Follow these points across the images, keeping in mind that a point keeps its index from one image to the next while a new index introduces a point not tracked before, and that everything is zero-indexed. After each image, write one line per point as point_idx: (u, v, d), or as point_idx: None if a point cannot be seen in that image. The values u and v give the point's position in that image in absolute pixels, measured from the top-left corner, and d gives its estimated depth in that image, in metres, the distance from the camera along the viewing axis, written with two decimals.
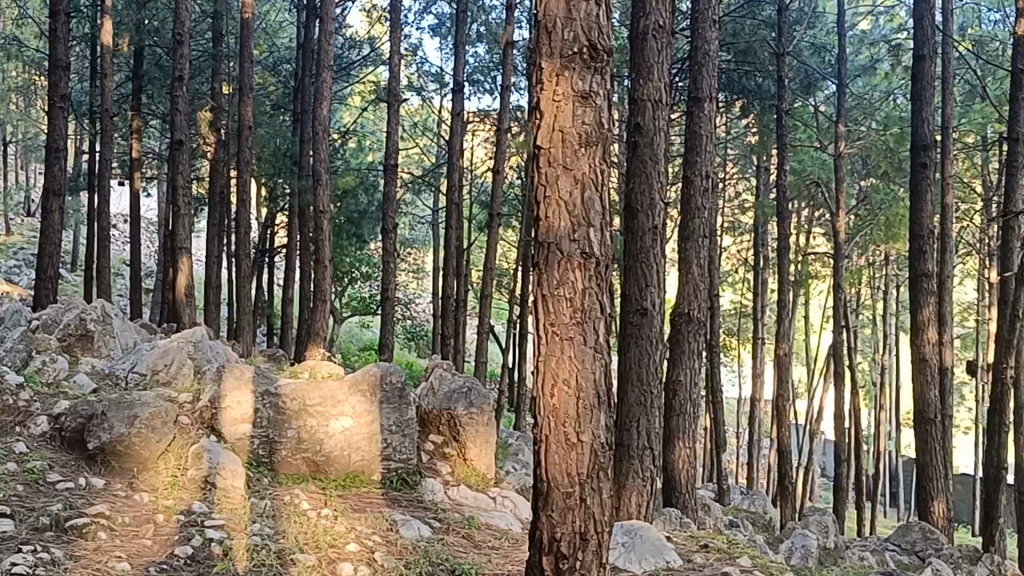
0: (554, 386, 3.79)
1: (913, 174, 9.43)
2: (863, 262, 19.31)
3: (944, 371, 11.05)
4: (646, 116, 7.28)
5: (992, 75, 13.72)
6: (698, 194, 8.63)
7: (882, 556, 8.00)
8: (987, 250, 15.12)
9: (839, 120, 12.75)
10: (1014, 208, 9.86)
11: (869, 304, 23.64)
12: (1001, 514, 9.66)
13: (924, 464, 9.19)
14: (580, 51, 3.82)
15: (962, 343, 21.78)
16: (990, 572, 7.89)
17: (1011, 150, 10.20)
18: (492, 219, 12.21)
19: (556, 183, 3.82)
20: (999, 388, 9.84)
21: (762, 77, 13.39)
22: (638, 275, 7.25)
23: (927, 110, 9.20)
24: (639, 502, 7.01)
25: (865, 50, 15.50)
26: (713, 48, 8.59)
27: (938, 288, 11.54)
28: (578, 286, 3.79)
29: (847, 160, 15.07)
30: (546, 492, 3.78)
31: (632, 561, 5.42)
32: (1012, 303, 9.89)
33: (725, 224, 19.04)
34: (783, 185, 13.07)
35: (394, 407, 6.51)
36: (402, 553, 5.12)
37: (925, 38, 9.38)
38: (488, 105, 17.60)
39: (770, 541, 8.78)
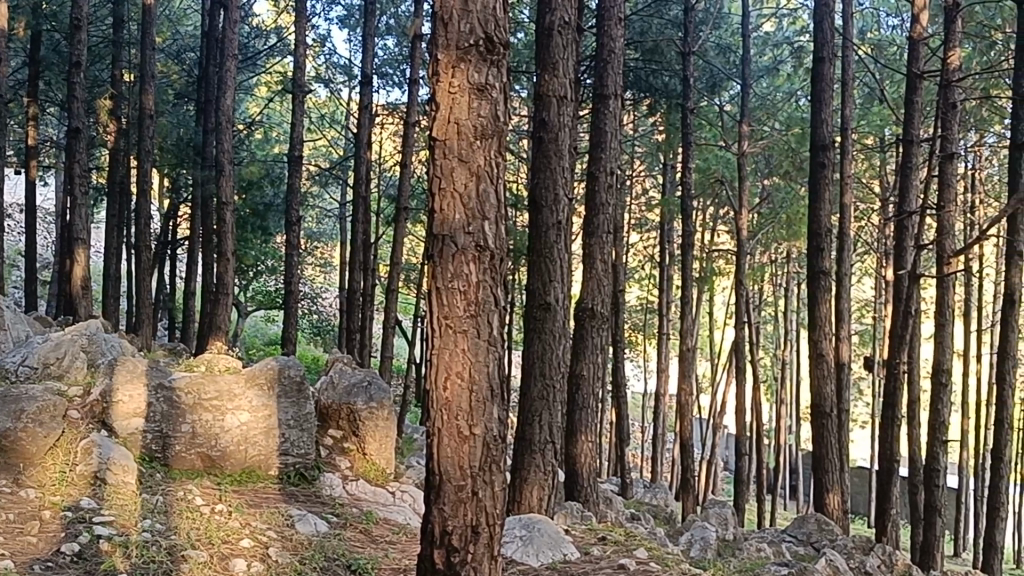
0: (447, 378, 3.76)
1: (813, 174, 9.63)
2: (765, 259, 19.68)
3: (841, 366, 11.30)
4: (552, 112, 7.30)
5: (889, 78, 14.09)
6: (603, 189, 8.67)
7: (778, 547, 8.14)
8: (884, 249, 15.54)
9: (744, 119, 12.95)
10: (908, 208, 10.13)
11: (771, 302, 24.11)
12: (893, 506, 9.92)
13: (820, 458, 9.41)
14: (477, 43, 3.81)
15: (860, 339, 22.32)
16: (881, 562, 8.08)
17: (906, 152, 10.48)
18: (399, 213, 12.11)
19: (452, 175, 3.80)
20: (893, 383, 10.07)
21: (668, 76, 13.50)
22: (542, 270, 7.28)
23: (827, 112, 9.42)
24: (540, 496, 7.07)
25: (768, 51, 15.79)
26: (618, 46, 8.68)
27: (837, 285, 11.78)
28: (472, 279, 3.77)
29: (751, 159, 15.31)
30: (438, 486, 3.77)
31: (530, 555, 5.44)
32: (905, 300, 10.17)
33: (632, 221, 19.23)
34: (688, 183, 13.22)
35: (292, 402, 6.46)
36: (297, 548, 5.05)
37: (825, 41, 9.59)
38: (398, 98, 17.49)
39: (669, 534, 8.90)
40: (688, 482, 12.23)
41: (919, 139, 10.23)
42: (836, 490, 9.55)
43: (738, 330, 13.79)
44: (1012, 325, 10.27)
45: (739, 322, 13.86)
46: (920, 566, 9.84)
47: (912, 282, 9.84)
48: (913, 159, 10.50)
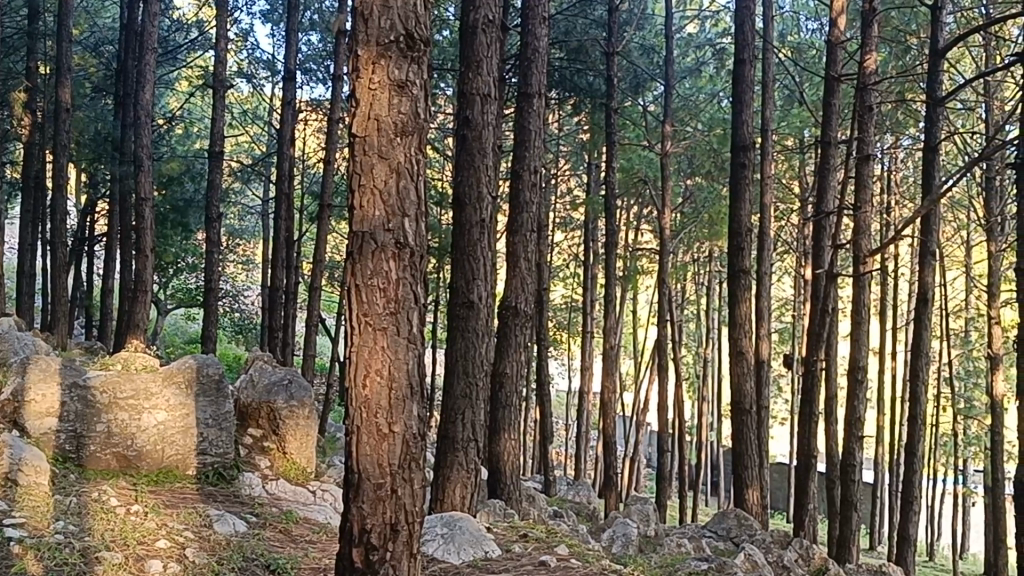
0: (366, 376, 3.73)
1: (734, 174, 9.76)
2: (688, 258, 19.91)
3: (760, 364, 11.47)
4: (475, 110, 7.30)
5: (809, 81, 14.33)
6: (527, 188, 8.69)
7: (699, 543, 8.24)
8: (803, 248, 15.82)
9: (666, 119, 13.08)
10: (825, 209, 10.31)
11: (693, 300, 24.39)
12: (812, 500, 10.10)
13: (740, 454, 9.54)
14: (397, 40, 3.79)
15: (780, 336, 22.68)
16: (798, 556, 8.22)
17: (823, 154, 10.67)
18: (322, 210, 12.00)
19: (372, 172, 3.78)
20: (811, 380, 10.25)
21: (593, 75, 13.53)
22: (465, 268, 7.27)
23: (747, 114, 9.56)
24: (463, 494, 7.09)
25: (691, 53, 15.97)
26: (543, 45, 8.71)
27: (757, 283, 11.95)
28: (392, 276, 3.76)
29: (673, 159, 15.47)
30: (356, 484, 3.74)
31: (451, 552, 5.44)
32: (822, 299, 10.36)
33: (557, 220, 19.29)
34: (612, 183, 13.31)
35: (211, 401, 6.39)
36: (215, 548, 4.98)
37: (746, 42, 9.75)
38: (321, 94, 17.35)
39: (591, 530, 8.95)
40: (610, 478, 12.31)
41: (835, 141, 10.44)
42: (756, 485, 9.67)
43: (660, 328, 13.91)
44: (925, 323, 10.52)
45: (661, 320, 13.98)
46: (836, 559, 10.02)
47: (830, 281, 10.02)
48: (831, 159, 10.68)
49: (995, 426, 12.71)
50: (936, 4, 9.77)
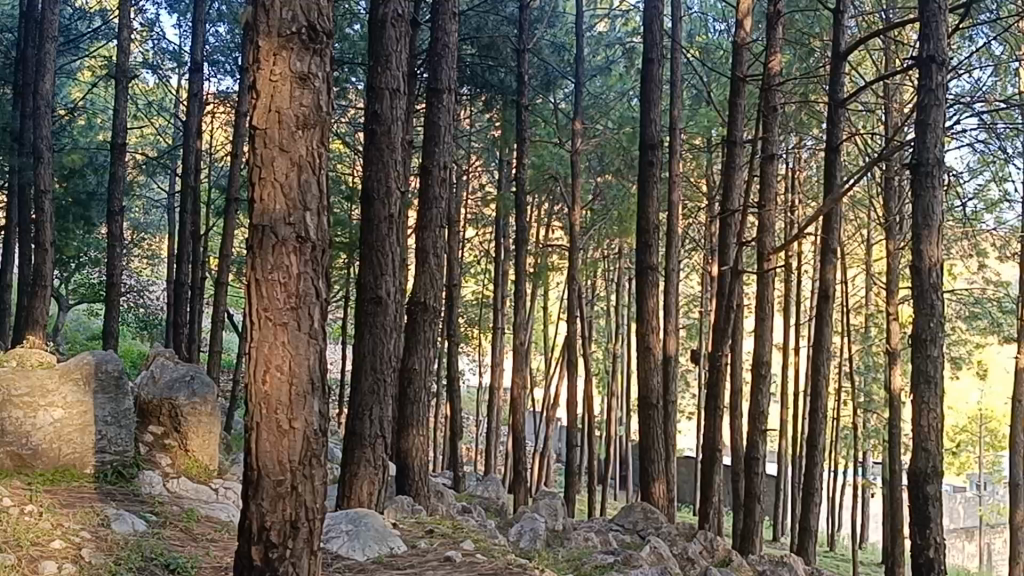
0: (266, 371, 3.69)
1: (642, 172, 9.85)
2: (598, 254, 20.05)
3: (668, 359, 11.59)
4: (384, 104, 7.24)
5: (716, 81, 14.55)
6: (437, 183, 8.67)
7: (606, 536, 8.31)
8: (710, 246, 16.05)
9: (576, 117, 13.16)
10: (731, 208, 10.48)
11: (603, 297, 24.59)
12: (716, 493, 10.26)
13: (647, 448, 9.63)
14: (299, 31, 3.76)
15: (688, 333, 22.98)
16: (702, 548, 8.35)
17: (730, 153, 10.82)
18: (230, 204, 11.81)
19: (272, 165, 3.74)
20: (717, 374, 10.42)
21: (504, 72, 13.50)
22: (373, 263, 7.21)
23: (655, 113, 9.67)
24: (370, 490, 7.08)
25: (601, 52, 16.08)
26: (453, 41, 8.68)
27: (665, 280, 12.08)
28: (293, 270, 3.72)
29: (584, 157, 15.58)
30: (256, 482, 3.70)
31: (356, 549, 5.40)
32: (728, 295, 10.51)
33: (468, 216, 19.27)
34: (523, 179, 13.33)
35: (109, 398, 6.26)
36: (112, 548, 4.88)
37: (654, 42, 9.88)
38: (229, 87, 17.07)
39: (500, 526, 8.98)
40: (520, 474, 12.34)
41: (741, 140, 10.60)
42: (662, 479, 9.78)
43: (570, 324, 13.98)
44: (827, 319, 10.77)
45: (571, 316, 14.05)
46: (740, 550, 10.20)
47: (734, 278, 10.19)
48: (737, 158, 10.85)
49: (894, 419, 13.05)
50: (838, 8, 10.00)
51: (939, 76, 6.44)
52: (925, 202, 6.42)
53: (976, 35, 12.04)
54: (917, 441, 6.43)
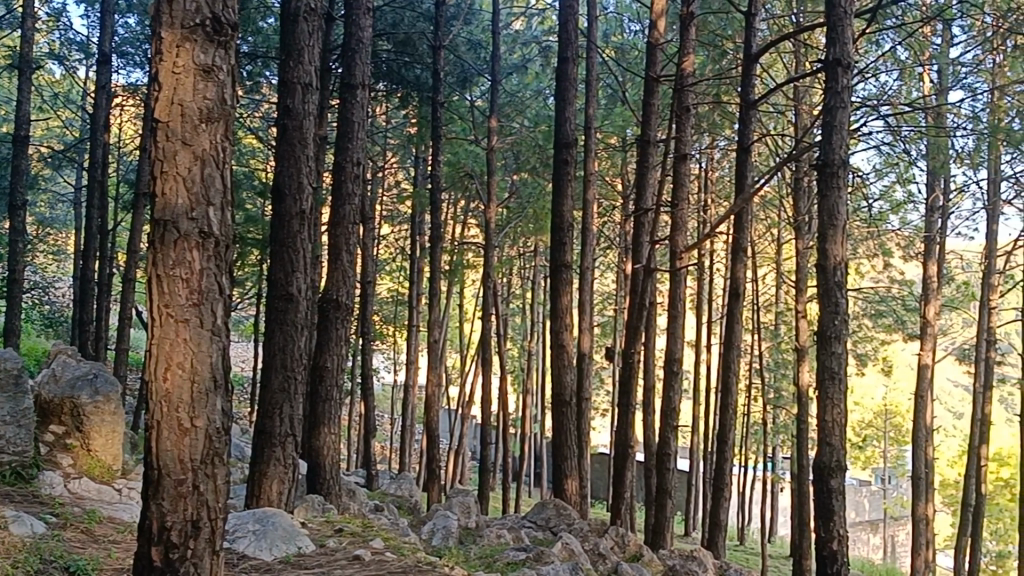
0: (166, 369, 3.62)
1: (556, 170, 9.89)
2: (514, 251, 20.09)
3: (581, 356, 11.65)
4: (296, 99, 7.15)
5: (631, 81, 14.67)
6: (350, 180, 8.60)
7: (518, 533, 8.30)
8: (624, 244, 16.19)
9: (492, 115, 13.16)
10: (644, 206, 10.56)
11: (519, 294, 24.65)
12: (628, 487, 10.36)
13: (560, 444, 9.67)
14: (203, 23, 3.69)
15: (603, 330, 23.14)
16: (613, 544, 8.41)
17: (644, 151, 10.90)
18: (137, 199, 11.55)
19: (174, 159, 3.66)
20: (629, 372, 10.50)
21: (420, 69, 13.40)
22: (284, 260, 7.10)
23: (571, 111, 9.70)
24: (279, 489, 6.99)
25: (517, 50, 16.11)
26: (366, 36, 8.62)
27: (580, 278, 12.12)
28: (195, 266, 3.66)
29: (499, 154, 15.60)
30: (156, 482, 3.63)
31: (263, 549, 5.34)
32: (641, 293, 10.61)
33: (384, 213, 19.15)
34: (438, 177, 13.29)
35: (9, 397, 6.10)
36: (10, 552, 4.73)
37: (569, 41, 9.95)
38: (139, 79, 16.73)
39: (411, 523, 8.94)
40: (434, 472, 12.31)
41: (655, 140, 10.67)
42: (574, 476, 9.82)
43: (485, 321, 13.98)
44: (737, 317, 10.93)
45: (485, 313, 14.05)
46: (651, 545, 10.30)
47: (647, 276, 10.29)
48: (650, 158, 10.94)
49: (801, 414, 13.30)
50: (750, 11, 10.14)
51: (844, 79, 6.57)
52: (830, 203, 6.54)
53: (883, 39, 12.31)
54: (821, 436, 6.54)
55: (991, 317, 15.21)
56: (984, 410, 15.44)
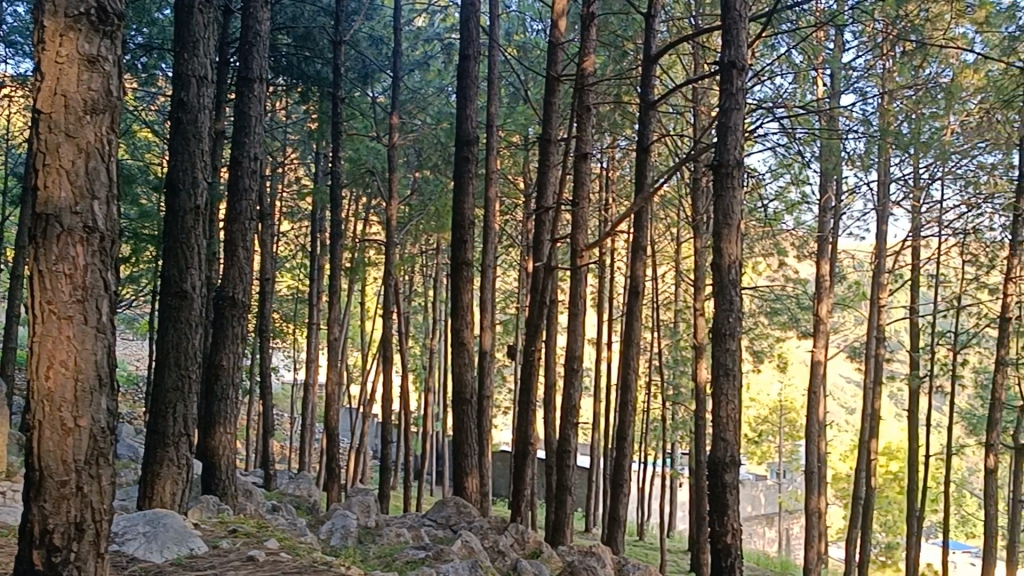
0: (49, 367, 3.51)
1: (458, 168, 9.88)
2: (416, 249, 20.03)
3: (483, 353, 11.65)
4: (191, 92, 7.01)
5: (533, 80, 14.73)
6: (246, 176, 8.47)
7: (418, 532, 8.25)
8: (525, 242, 16.25)
9: (393, 111, 13.10)
10: (546, 204, 10.60)
11: (421, 292, 24.57)
12: (528, 485, 10.40)
13: (460, 442, 9.65)
14: (88, 12, 3.60)
15: (505, 328, 23.20)
16: (513, 542, 8.42)
17: (545, 149, 10.94)
18: (24, 192, 11.18)
19: (57, 151, 3.55)
20: (530, 369, 10.54)
21: (320, 63, 13.25)
22: (177, 255, 6.95)
23: (472, 107, 9.69)
24: (173, 490, 6.84)
25: (419, 46, 16.05)
26: (264, 29, 8.47)
27: (481, 276, 12.12)
28: (79, 262, 3.56)
29: (402, 151, 15.53)
30: (37, 483, 3.52)
31: (153, 551, 5.23)
32: (541, 291, 10.65)
33: (284, 209, 18.91)
34: (338, 173, 13.17)
35: None
36: None
37: (471, 39, 9.96)
38: (27, 70, 16.20)
39: (310, 524, 8.84)
40: (333, 471, 12.20)
41: (556, 139, 10.73)
42: (475, 474, 9.82)
43: (386, 318, 13.89)
44: (636, 315, 11.05)
45: (386, 311, 13.96)
46: (551, 542, 10.36)
47: (548, 274, 10.33)
48: (551, 156, 11.00)
49: (699, 410, 13.52)
50: (650, 12, 10.26)
51: (739, 81, 6.70)
52: (725, 203, 6.64)
53: (779, 43, 12.57)
54: (715, 432, 6.62)
55: (881, 315, 15.63)
56: (874, 405, 15.88)
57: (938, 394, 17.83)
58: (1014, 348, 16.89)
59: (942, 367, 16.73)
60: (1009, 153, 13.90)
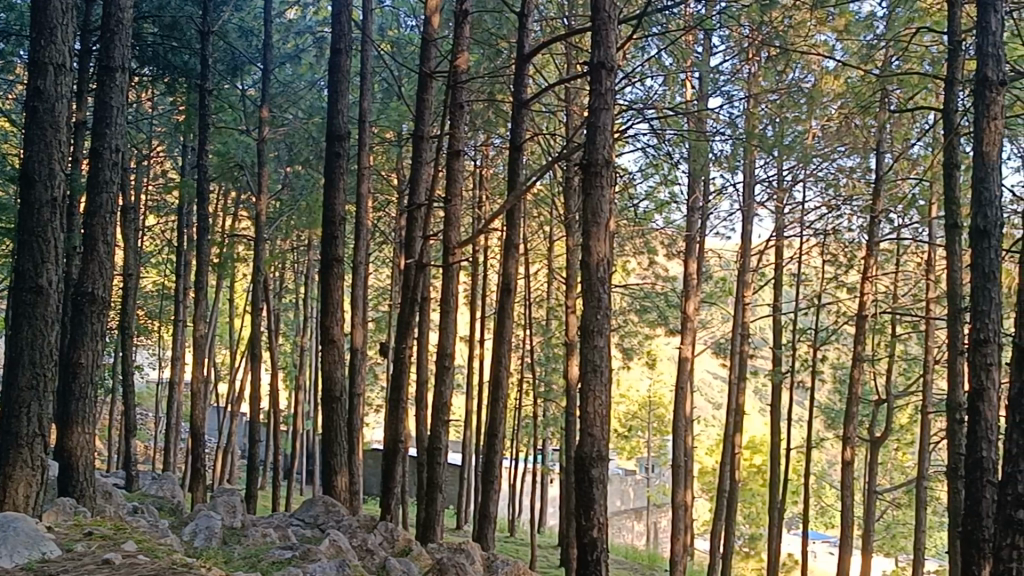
0: None
1: (328, 164, 9.75)
2: (286, 245, 19.71)
3: (355, 352, 11.49)
4: (48, 81, 6.75)
5: (406, 76, 14.65)
6: (107, 168, 8.20)
7: (285, 532, 8.11)
8: (398, 239, 16.14)
9: (263, 105, 12.85)
10: (418, 201, 10.53)
11: (292, 288, 24.20)
12: (398, 483, 10.33)
13: (330, 440, 9.53)
14: None
15: (377, 325, 23.02)
16: (381, 540, 8.34)
17: (417, 146, 10.86)
18: None
19: None
20: (401, 367, 10.46)
21: (187, 53, 12.90)
22: (32, 250, 6.67)
23: (343, 103, 9.58)
24: (26, 493, 6.55)
25: (290, 39, 15.78)
26: (126, 17, 8.19)
27: (352, 274, 11.98)
28: None
29: (272, 145, 15.26)
30: None
31: (2, 556, 5.01)
32: (411, 289, 10.57)
33: (149, 203, 18.37)
34: (205, 166, 12.86)
35: None
36: None
37: (343, 32, 9.82)
38: None
39: (173, 526, 8.62)
40: (198, 471, 11.91)
41: (428, 136, 10.66)
42: (344, 472, 9.71)
43: (255, 316, 13.61)
44: (508, 313, 11.08)
45: (255, 308, 13.69)
46: (421, 539, 10.30)
47: (420, 270, 10.28)
48: (424, 153, 10.93)
49: (570, 407, 13.64)
50: (522, 11, 10.29)
51: (608, 82, 6.79)
52: (594, 202, 6.72)
53: (650, 45, 12.77)
54: (583, 427, 6.67)
55: (746, 313, 16.02)
56: (739, 401, 16.28)
57: (799, 390, 18.39)
58: (870, 346, 17.55)
59: (804, 364, 17.26)
60: (867, 156, 14.42)
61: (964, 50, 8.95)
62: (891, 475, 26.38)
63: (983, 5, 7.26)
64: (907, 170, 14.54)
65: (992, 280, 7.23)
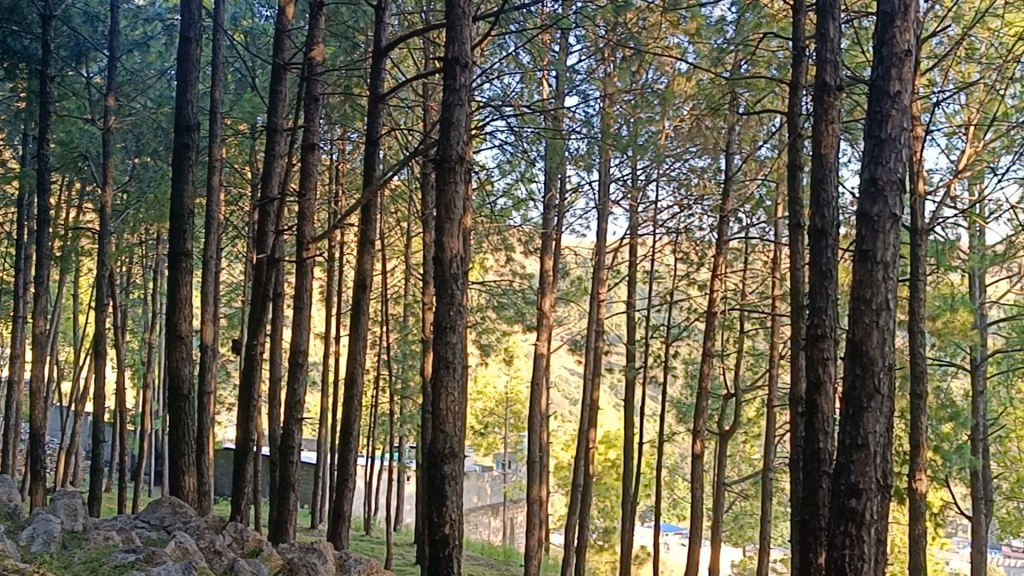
0: None
1: (177, 155, 9.47)
2: (134, 238, 19.08)
3: (205, 350, 11.20)
4: None
5: (261, 67, 14.35)
6: None
7: (129, 534, 7.85)
8: (252, 233, 15.79)
9: (109, 93, 12.41)
10: (271, 194, 10.31)
11: (140, 284, 23.42)
12: (248, 482, 10.11)
13: (178, 439, 9.27)
14: None
15: (229, 322, 22.48)
16: (230, 540, 8.15)
17: (270, 139, 10.64)
18: None
19: None
20: (253, 365, 10.24)
21: (27, 38, 12.36)
22: None
23: (192, 92, 9.33)
24: None
25: (138, 26, 15.28)
26: None
27: (203, 269, 11.65)
28: None
29: (119, 135, 14.74)
30: None
31: None
32: (263, 285, 10.36)
33: None
34: (46, 155, 12.32)
35: None
36: None
37: (192, 19, 9.55)
38: None
39: (9, 530, 8.25)
40: (37, 473, 11.39)
41: (282, 129, 10.46)
42: (193, 472, 9.46)
43: (99, 311, 13.11)
44: (363, 309, 10.97)
45: (99, 304, 13.18)
46: (271, 540, 10.10)
47: (272, 266, 10.07)
48: (277, 147, 10.71)
49: (425, 403, 13.56)
50: (378, 3, 10.19)
51: (463, 77, 6.79)
52: (448, 196, 6.71)
53: (507, 42, 12.82)
54: (436, 423, 6.65)
55: (601, 309, 16.24)
56: (593, 396, 16.50)
57: (652, 385, 18.73)
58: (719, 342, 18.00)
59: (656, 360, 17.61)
60: (717, 157, 14.82)
61: (807, 55, 9.26)
62: (738, 467, 27.18)
63: (823, 13, 7.53)
64: (754, 172, 14.99)
65: (829, 278, 7.51)
